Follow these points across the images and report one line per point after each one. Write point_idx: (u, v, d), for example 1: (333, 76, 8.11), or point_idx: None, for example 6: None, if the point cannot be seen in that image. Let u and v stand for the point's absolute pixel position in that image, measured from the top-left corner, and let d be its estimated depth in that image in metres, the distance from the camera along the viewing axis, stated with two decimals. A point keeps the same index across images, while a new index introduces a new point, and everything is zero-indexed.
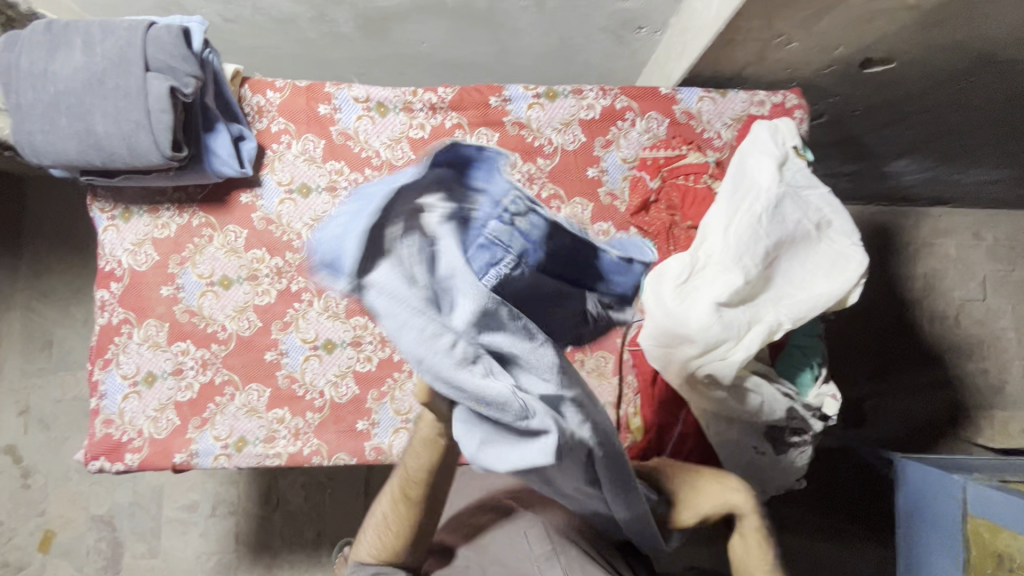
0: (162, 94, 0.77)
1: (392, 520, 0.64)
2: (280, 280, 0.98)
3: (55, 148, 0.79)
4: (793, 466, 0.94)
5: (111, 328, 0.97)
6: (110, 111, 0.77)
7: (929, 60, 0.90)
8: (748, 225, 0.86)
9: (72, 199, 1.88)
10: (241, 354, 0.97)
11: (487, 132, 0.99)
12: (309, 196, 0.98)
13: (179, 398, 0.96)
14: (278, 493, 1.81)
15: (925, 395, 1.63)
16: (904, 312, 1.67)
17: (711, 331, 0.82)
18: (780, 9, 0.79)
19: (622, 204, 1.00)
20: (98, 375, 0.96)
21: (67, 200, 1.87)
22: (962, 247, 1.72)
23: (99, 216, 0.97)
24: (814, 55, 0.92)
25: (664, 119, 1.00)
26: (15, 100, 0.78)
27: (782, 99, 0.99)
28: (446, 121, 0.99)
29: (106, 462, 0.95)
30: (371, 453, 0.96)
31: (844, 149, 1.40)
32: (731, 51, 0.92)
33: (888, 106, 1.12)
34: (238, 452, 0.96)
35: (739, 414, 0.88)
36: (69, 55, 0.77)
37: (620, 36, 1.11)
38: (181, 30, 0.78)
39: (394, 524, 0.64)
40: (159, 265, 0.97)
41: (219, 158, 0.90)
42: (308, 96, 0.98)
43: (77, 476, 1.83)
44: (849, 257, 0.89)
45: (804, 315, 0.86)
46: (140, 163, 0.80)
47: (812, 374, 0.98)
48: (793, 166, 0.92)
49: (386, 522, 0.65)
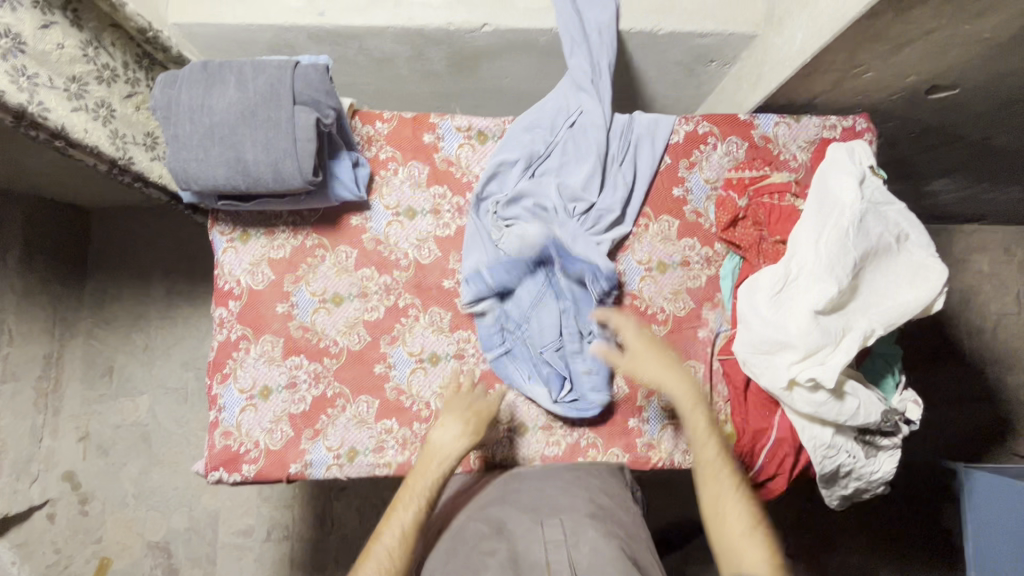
0: (309, 125, 0.85)
1: (396, 552, 0.81)
2: (388, 296, 1.04)
3: (206, 174, 0.87)
4: (882, 469, 1.01)
5: (229, 344, 1.02)
6: (259, 141, 0.85)
7: (991, 88, 0.97)
8: (836, 239, 0.91)
9: (130, 226, 1.80)
10: (353, 367, 1.02)
11: None
12: (415, 219, 1.05)
13: (293, 410, 1.01)
14: (333, 517, 1.72)
15: (971, 409, 1.65)
16: (944, 328, 1.69)
17: (812, 338, 0.88)
18: (865, 44, 0.88)
19: (707, 221, 1.08)
20: (217, 389, 1.01)
21: (127, 227, 1.80)
22: (995, 264, 1.73)
23: (219, 238, 1.03)
24: (883, 83, 1.01)
25: (743, 143, 1.08)
26: (173, 132, 0.86)
27: (852, 123, 1.07)
28: None
29: (224, 473, 0.99)
30: (476, 461, 1.02)
31: (891, 169, 1.46)
32: (809, 81, 1.01)
33: (941, 128, 1.18)
34: (350, 462, 0.99)
35: (837, 416, 0.91)
36: (224, 91, 0.85)
37: (691, 70, 1.20)
38: (324, 68, 0.87)
39: (396, 556, 0.80)
40: (275, 283, 1.03)
41: (342, 183, 0.99)
42: (414, 126, 1.06)
43: (135, 501, 1.75)
44: (929, 267, 0.94)
45: (893, 322, 0.92)
46: (281, 187, 0.88)
47: (894, 380, 1.03)
48: (871, 183, 0.98)
49: (391, 554, 0.80)
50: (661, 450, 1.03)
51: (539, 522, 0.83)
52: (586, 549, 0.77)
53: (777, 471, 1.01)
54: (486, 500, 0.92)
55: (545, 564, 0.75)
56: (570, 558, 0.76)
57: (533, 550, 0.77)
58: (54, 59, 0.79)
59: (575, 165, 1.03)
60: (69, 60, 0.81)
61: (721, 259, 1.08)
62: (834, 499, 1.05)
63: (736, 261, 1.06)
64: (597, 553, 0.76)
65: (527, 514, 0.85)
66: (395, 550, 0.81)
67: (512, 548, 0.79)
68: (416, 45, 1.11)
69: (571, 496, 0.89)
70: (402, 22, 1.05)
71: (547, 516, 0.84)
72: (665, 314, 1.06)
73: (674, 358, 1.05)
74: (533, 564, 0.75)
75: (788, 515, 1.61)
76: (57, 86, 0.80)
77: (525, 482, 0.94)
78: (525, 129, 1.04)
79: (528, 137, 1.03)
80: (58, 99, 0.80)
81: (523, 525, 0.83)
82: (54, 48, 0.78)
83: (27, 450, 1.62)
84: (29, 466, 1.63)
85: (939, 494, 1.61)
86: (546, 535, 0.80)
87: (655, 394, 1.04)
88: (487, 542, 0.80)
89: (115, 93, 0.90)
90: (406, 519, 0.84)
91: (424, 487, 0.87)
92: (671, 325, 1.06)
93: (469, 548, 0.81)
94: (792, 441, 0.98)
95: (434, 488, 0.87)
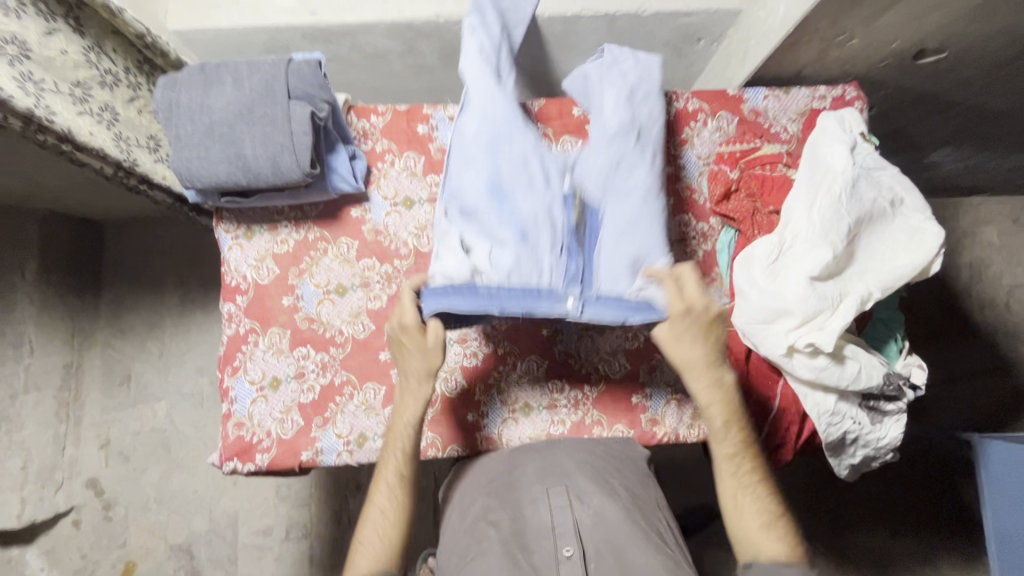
0: (305, 118, 0.88)
1: (388, 513, 0.87)
2: (390, 285, 1.06)
3: (207, 171, 0.89)
4: (889, 435, 1.00)
5: (238, 337, 1.05)
6: (258, 136, 0.88)
7: (979, 50, 0.97)
8: (829, 205, 0.91)
9: (136, 234, 1.83)
10: (359, 355, 1.04)
11: None
12: (413, 208, 1.07)
13: (302, 400, 1.03)
14: (349, 513, 1.74)
15: (984, 381, 1.63)
16: (953, 300, 1.68)
17: (808, 304, 0.88)
18: (847, 10, 0.89)
19: (702, 197, 1.09)
20: (228, 381, 1.04)
21: (133, 235, 1.83)
22: (1003, 234, 1.71)
23: (224, 235, 1.06)
24: (871, 50, 1.02)
25: (734, 117, 1.09)
26: (175, 132, 0.89)
27: (841, 93, 1.08)
28: None
29: (238, 463, 1.02)
30: (483, 443, 1.02)
31: (888, 141, 1.45)
32: (795, 51, 1.02)
33: (934, 95, 1.18)
34: (359, 448, 1.02)
35: (839, 381, 0.92)
36: (221, 90, 0.88)
37: (680, 49, 1.21)
38: (317, 62, 0.90)
39: (388, 516, 0.87)
40: (280, 277, 1.06)
41: (339, 175, 1.01)
42: (408, 118, 1.08)
43: (156, 505, 1.79)
44: (925, 231, 0.93)
45: (890, 285, 0.92)
46: (280, 180, 0.90)
47: (896, 345, 1.03)
48: (863, 150, 0.99)
49: (381, 518, 0.87)
50: (666, 424, 1.04)
51: (544, 489, 0.85)
52: (591, 512, 0.82)
53: (782, 440, 1.02)
54: (490, 471, 0.93)
55: (551, 529, 0.79)
56: (576, 520, 0.80)
57: (539, 514, 0.81)
58: (58, 65, 0.82)
59: (582, 174, 0.89)
60: (73, 66, 0.85)
61: (717, 234, 1.09)
62: (842, 469, 1.04)
63: (732, 235, 1.07)
64: (602, 518, 0.80)
65: (533, 481, 0.87)
66: (388, 508, 0.88)
67: (520, 515, 0.82)
68: (408, 39, 1.13)
69: (578, 460, 0.89)
70: (392, 16, 1.07)
71: (552, 483, 0.85)
72: None
73: None
74: (538, 530, 0.80)
75: (803, 493, 1.61)
76: (62, 91, 0.83)
77: (530, 453, 0.93)
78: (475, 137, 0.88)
79: (507, 142, 0.87)
80: (63, 103, 0.83)
81: (530, 494, 0.85)
82: (57, 54, 0.82)
83: (50, 459, 1.66)
84: (53, 474, 1.69)
85: (955, 469, 1.60)
86: (551, 501, 0.83)
87: (657, 369, 1.05)
88: (493, 511, 0.83)
89: (118, 97, 0.95)
90: (392, 474, 0.89)
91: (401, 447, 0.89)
92: None
93: (477, 515, 0.84)
94: (795, 409, 1.01)
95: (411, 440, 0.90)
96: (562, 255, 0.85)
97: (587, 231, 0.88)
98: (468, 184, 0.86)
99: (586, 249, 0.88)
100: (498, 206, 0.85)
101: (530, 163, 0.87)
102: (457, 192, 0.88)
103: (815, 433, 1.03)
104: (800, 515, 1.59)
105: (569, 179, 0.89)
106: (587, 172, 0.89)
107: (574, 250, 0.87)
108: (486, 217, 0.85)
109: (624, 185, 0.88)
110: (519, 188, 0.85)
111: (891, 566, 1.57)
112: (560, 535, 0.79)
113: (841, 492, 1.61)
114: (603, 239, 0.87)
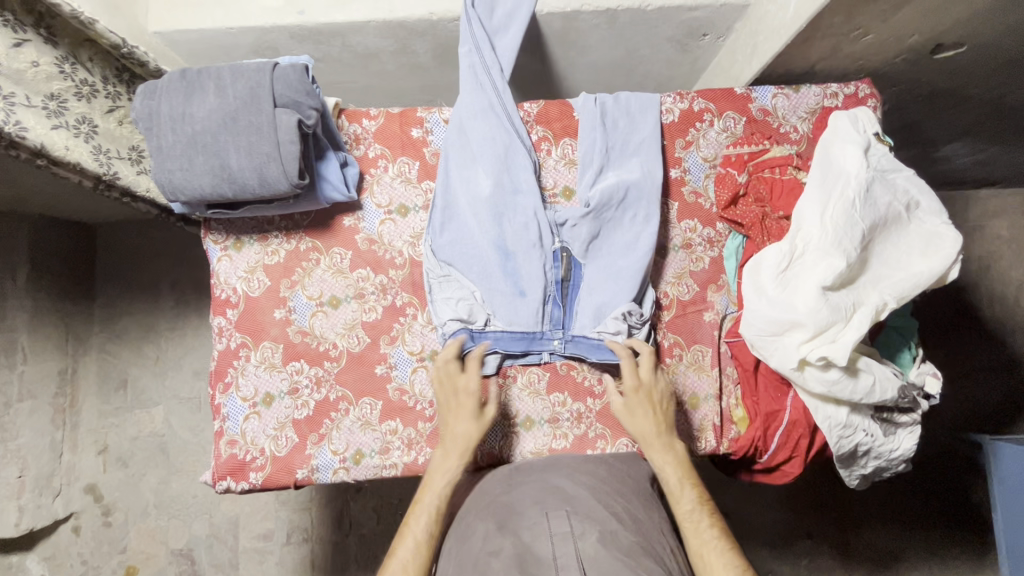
0: (291, 126, 0.83)
1: (410, 565, 0.80)
2: (385, 296, 1.02)
3: (190, 183, 0.85)
4: (902, 446, 0.97)
5: (229, 352, 1.02)
6: (242, 146, 0.83)
7: (1000, 44, 0.92)
8: (843, 210, 0.87)
9: (126, 237, 1.79)
10: (353, 369, 1.01)
11: None
12: (408, 216, 1.03)
13: (296, 417, 1.00)
14: (350, 516, 1.71)
15: (997, 377, 1.59)
16: (964, 296, 1.63)
17: (821, 315, 0.84)
18: (862, 4, 0.84)
19: (708, 201, 1.05)
20: (220, 398, 1.01)
21: (123, 237, 1.78)
22: (1016, 226, 1.65)
23: (212, 247, 1.02)
24: (886, 45, 0.97)
25: (741, 117, 1.05)
26: (157, 143, 0.85)
27: (854, 90, 1.03)
28: None
29: (231, 482, 0.99)
30: (483, 458, 0.99)
31: (899, 135, 1.40)
32: (807, 48, 0.97)
33: (950, 89, 1.12)
34: (356, 465, 0.99)
35: (853, 395, 0.88)
36: (203, 98, 0.84)
37: (684, 45, 1.16)
38: (304, 67, 0.85)
39: (410, 569, 0.79)
40: (271, 289, 1.02)
41: (330, 184, 0.97)
42: (402, 121, 1.04)
43: (156, 511, 1.75)
44: (942, 235, 0.90)
45: (906, 294, 0.88)
46: (268, 192, 0.86)
47: (911, 354, 0.99)
48: (877, 151, 0.94)
49: (401, 572, 0.79)
50: None
51: (544, 513, 0.80)
52: (593, 540, 0.76)
53: (792, 452, 0.99)
54: (487, 493, 0.88)
55: (552, 560, 0.73)
56: (578, 550, 0.74)
57: (540, 544, 0.75)
58: (29, 77, 0.80)
59: (570, 229, 1.00)
60: (46, 78, 0.82)
61: (723, 240, 1.05)
62: (852, 481, 1.01)
63: (739, 240, 1.04)
64: (605, 548, 0.75)
65: (533, 505, 0.82)
66: (411, 561, 0.80)
67: (519, 543, 0.77)
68: (400, 37, 1.08)
69: (578, 482, 0.86)
70: (384, 15, 1.02)
71: (553, 507, 0.80)
72: (669, 299, 1.04)
73: (680, 344, 1.03)
74: (539, 560, 0.74)
75: (812, 494, 1.58)
76: (35, 104, 0.81)
77: (529, 472, 0.90)
78: (464, 190, 0.98)
79: (505, 203, 0.98)
80: (36, 117, 0.81)
81: (530, 518, 0.80)
82: (29, 66, 0.79)
83: (48, 466, 1.64)
84: (51, 481, 1.65)
85: (967, 468, 1.56)
86: (552, 528, 0.77)
87: None
88: (492, 538, 0.78)
89: (96, 108, 0.91)
90: (420, 527, 0.83)
91: (435, 496, 0.86)
92: (675, 309, 1.04)
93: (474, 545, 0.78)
94: (805, 423, 0.96)
95: (444, 501, 0.86)
96: (549, 304, 0.99)
97: (572, 281, 1.00)
98: (472, 241, 0.98)
99: (571, 297, 1.00)
100: (498, 262, 0.98)
101: (527, 222, 0.98)
102: (457, 245, 0.99)
103: (826, 445, 1.00)
104: (807, 516, 1.57)
105: (557, 239, 1.00)
106: (577, 228, 1.00)
107: (563, 299, 1.00)
108: (483, 271, 0.98)
109: (604, 240, 1.01)
110: (514, 246, 0.98)
111: (900, 566, 1.55)
112: (562, 566, 0.72)
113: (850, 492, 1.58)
114: (587, 290, 1.00)
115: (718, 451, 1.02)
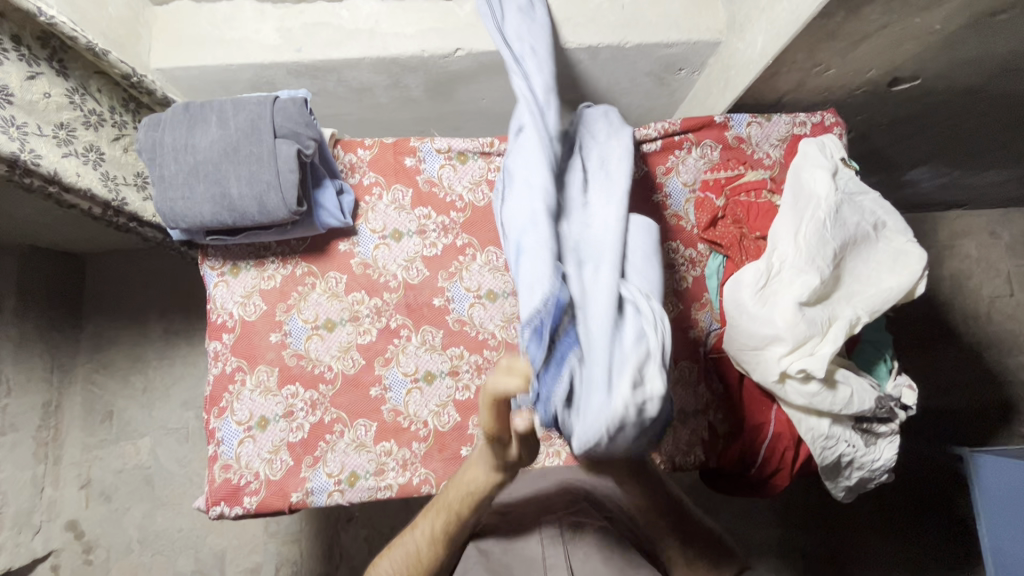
0: (291, 155, 0.87)
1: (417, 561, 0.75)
2: (380, 318, 1.05)
3: (192, 211, 0.89)
4: (883, 456, 1.00)
5: (225, 376, 1.03)
6: (243, 175, 0.87)
7: (951, 77, 1.00)
8: (815, 230, 0.92)
9: (113, 265, 1.78)
10: (348, 392, 1.03)
11: (497, 250, 1.08)
12: (401, 240, 1.07)
13: (290, 439, 1.01)
14: (340, 548, 1.67)
15: (973, 392, 1.64)
16: (937, 313, 1.69)
17: (798, 330, 0.88)
18: (823, 42, 0.91)
19: (690, 223, 1.10)
20: (215, 422, 1.01)
21: (110, 266, 1.78)
22: (982, 246, 1.74)
23: (210, 273, 1.05)
24: (847, 78, 1.04)
25: (717, 145, 1.11)
26: (160, 172, 0.88)
27: (820, 119, 1.11)
28: (457, 240, 1.08)
29: (225, 507, 0.99)
30: None
31: (867, 162, 1.47)
32: (775, 80, 1.04)
33: (909, 118, 1.20)
34: (351, 487, 1.00)
35: (832, 406, 0.92)
36: (206, 129, 0.88)
37: (662, 79, 1.23)
38: (303, 101, 0.90)
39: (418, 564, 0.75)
40: (268, 313, 1.04)
41: (326, 211, 1.00)
42: (395, 150, 1.08)
43: (140, 547, 1.71)
44: (909, 253, 0.95)
45: (877, 308, 0.93)
46: (267, 219, 0.90)
47: (887, 366, 1.04)
48: (844, 175, 1.00)
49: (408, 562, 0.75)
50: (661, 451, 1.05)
51: (538, 519, 0.83)
52: (583, 541, 0.79)
53: (778, 465, 1.02)
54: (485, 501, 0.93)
55: (542, 562, 0.78)
56: (568, 553, 0.78)
57: (531, 546, 0.80)
58: (41, 108, 0.83)
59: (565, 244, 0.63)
60: (57, 109, 0.85)
61: (705, 260, 1.10)
62: (838, 492, 1.04)
63: (719, 261, 1.08)
64: (595, 547, 0.78)
65: (527, 510, 0.86)
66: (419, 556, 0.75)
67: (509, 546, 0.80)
68: (394, 73, 1.14)
69: (569, 490, 0.88)
70: (377, 52, 1.08)
71: (545, 512, 0.84)
72: None
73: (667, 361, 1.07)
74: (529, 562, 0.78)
75: (803, 510, 1.60)
76: (46, 134, 0.84)
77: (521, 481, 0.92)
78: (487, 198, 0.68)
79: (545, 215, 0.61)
80: (48, 146, 0.84)
81: (522, 522, 0.84)
82: (41, 97, 0.83)
83: (28, 501, 1.59)
84: (31, 517, 1.60)
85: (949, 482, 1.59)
86: (543, 531, 0.81)
87: None
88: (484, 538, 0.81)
89: (103, 136, 0.95)
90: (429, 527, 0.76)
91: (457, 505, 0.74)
92: None
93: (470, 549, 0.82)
94: (790, 434, 0.99)
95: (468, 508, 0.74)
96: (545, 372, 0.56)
97: (556, 352, 0.57)
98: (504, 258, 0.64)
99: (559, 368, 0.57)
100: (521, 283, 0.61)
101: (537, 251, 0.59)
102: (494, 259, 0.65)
103: (811, 456, 1.02)
104: (798, 534, 1.59)
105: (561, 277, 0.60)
106: (596, 269, 0.63)
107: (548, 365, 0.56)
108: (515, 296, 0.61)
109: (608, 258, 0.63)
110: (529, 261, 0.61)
111: None
112: (551, 567, 0.77)
113: (841, 505, 1.60)
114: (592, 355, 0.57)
115: (706, 464, 1.06)
